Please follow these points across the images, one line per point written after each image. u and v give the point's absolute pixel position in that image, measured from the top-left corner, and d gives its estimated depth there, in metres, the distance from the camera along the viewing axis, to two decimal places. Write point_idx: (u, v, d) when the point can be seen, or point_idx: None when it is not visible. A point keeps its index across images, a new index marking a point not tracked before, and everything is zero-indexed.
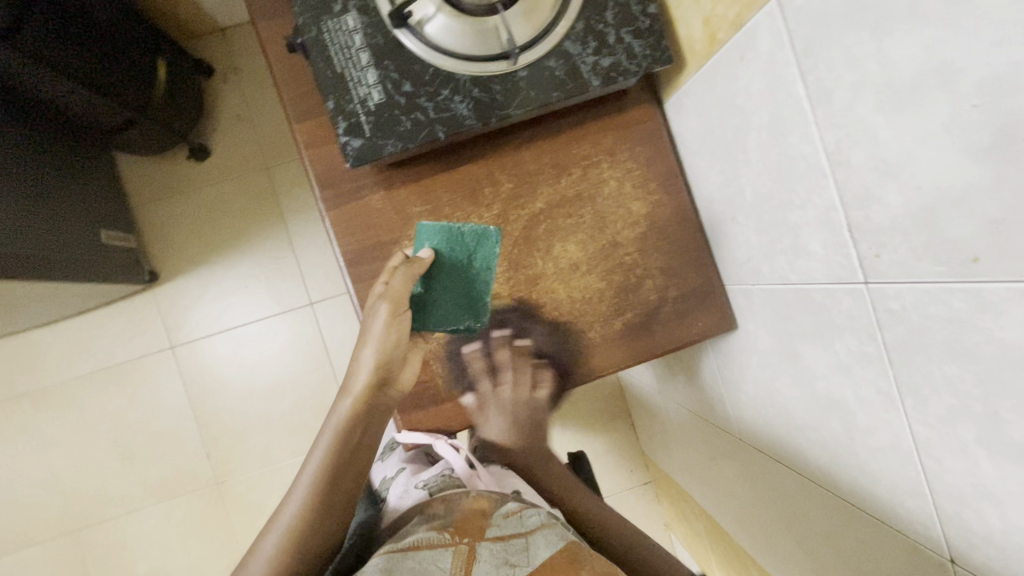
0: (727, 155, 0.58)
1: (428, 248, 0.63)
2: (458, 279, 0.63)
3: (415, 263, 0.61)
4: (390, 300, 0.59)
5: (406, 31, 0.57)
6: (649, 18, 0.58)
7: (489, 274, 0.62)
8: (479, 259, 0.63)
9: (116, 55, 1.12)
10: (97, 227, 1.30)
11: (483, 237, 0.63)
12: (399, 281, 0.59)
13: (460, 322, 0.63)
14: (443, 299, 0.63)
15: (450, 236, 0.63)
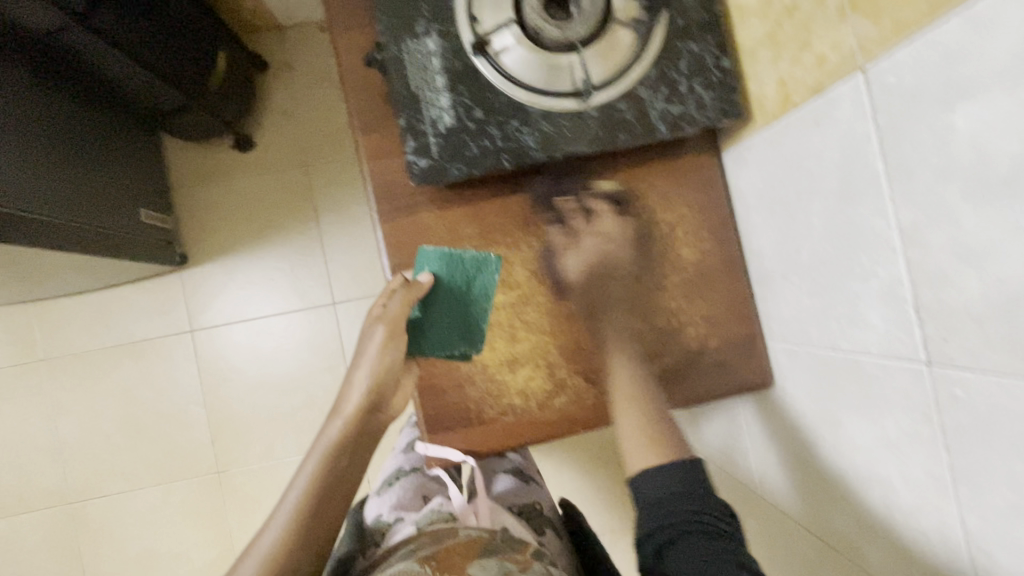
0: (787, 214, 0.58)
1: (427, 273, 0.63)
2: (456, 304, 0.63)
3: (415, 287, 0.61)
4: (388, 324, 0.60)
5: (482, 59, 0.58)
6: (722, 72, 0.59)
7: (487, 303, 0.62)
8: (478, 286, 0.63)
9: (181, 44, 1.14)
10: (137, 206, 1.32)
11: (483, 265, 0.63)
12: (397, 305, 0.60)
13: (455, 347, 0.64)
14: (440, 324, 0.64)
15: (450, 262, 0.63)
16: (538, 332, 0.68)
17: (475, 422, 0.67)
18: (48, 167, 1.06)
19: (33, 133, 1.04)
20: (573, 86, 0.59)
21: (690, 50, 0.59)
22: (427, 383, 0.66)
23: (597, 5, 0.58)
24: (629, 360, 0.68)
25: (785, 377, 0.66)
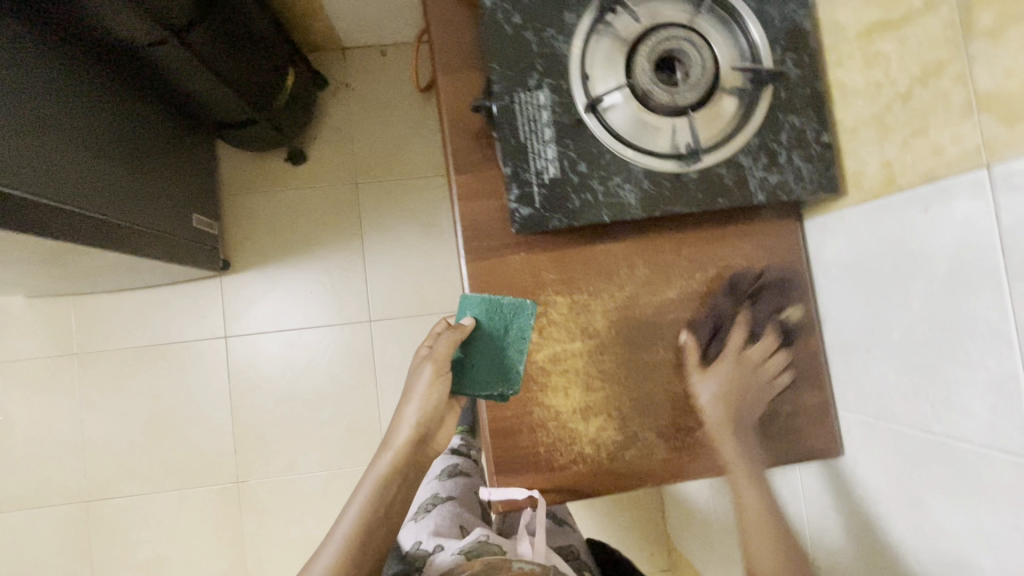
0: (878, 290, 0.59)
1: (468, 318, 0.65)
2: (495, 347, 0.65)
3: (457, 330, 0.64)
4: (433, 365, 0.65)
5: (592, 115, 0.60)
6: (820, 146, 0.61)
7: (522, 347, 0.63)
8: (515, 330, 0.64)
9: (261, 63, 1.18)
10: (190, 211, 1.34)
11: (520, 311, 0.64)
12: (441, 347, 0.64)
13: (494, 390, 0.65)
14: (480, 364, 0.65)
15: (491, 307, 0.65)
16: (613, 384, 0.68)
17: (545, 468, 0.67)
18: (113, 169, 1.08)
19: (103, 137, 1.06)
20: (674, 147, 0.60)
21: (791, 123, 0.61)
22: (499, 426, 0.66)
23: (707, 73, 0.60)
24: (701, 417, 0.68)
25: (860, 450, 0.65)
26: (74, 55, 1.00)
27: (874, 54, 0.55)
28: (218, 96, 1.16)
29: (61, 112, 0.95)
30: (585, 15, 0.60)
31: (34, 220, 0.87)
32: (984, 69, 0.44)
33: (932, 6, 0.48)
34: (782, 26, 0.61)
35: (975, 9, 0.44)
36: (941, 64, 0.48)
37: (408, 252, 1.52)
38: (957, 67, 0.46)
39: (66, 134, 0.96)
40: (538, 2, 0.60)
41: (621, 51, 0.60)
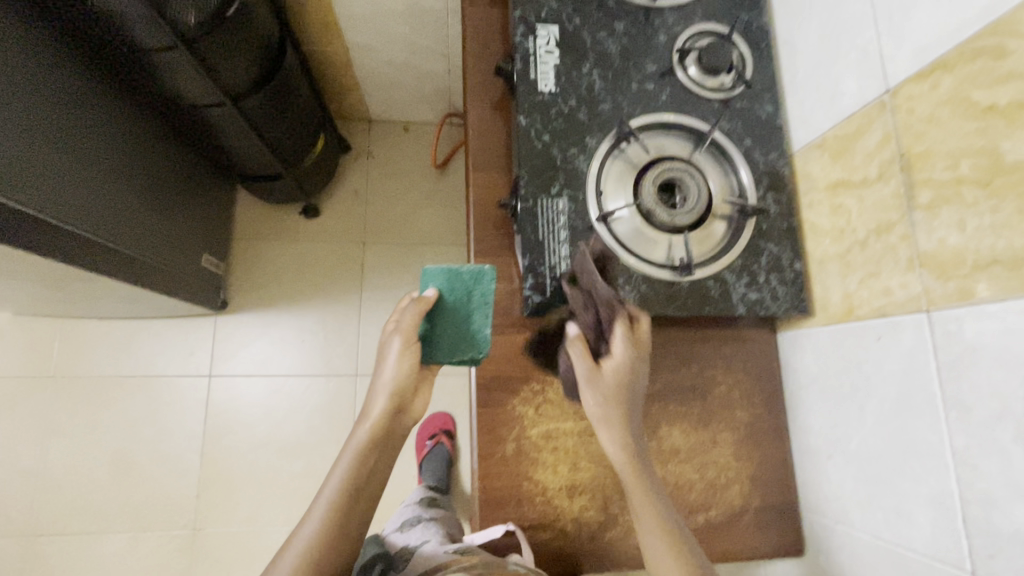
0: (838, 403, 0.66)
1: (431, 289, 0.69)
2: (460, 315, 0.68)
3: (421, 300, 0.67)
4: (404, 333, 0.66)
5: (603, 225, 0.69)
6: (794, 271, 0.71)
7: (486, 308, 0.68)
8: (477, 296, 0.69)
9: (302, 131, 1.29)
10: (204, 251, 1.40)
11: (479, 277, 0.69)
12: (409, 317, 0.66)
13: (463, 353, 0.68)
14: (448, 334, 0.68)
15: (451, 277, 0.69)
16: (599, 464, 0.72)
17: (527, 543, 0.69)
18: (149, 210, 1.15)
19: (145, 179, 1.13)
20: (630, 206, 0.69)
21: (769, 249, 0.71)
22: (488, 496, 0.69)
23: (702, 202, 0.70)
24: (678, 505, 0.72)
25: (823, 553, 0.70)
26: (125, 97, 1.04)
27: (839, 204, 0.67)
28: (258, 156, 1.25)
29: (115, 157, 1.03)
30: (604, 142, 0.71)
31: (76, 254, 0.93)
32: (924, 234, 0.55)
33: (884, 177, 0.59)
34: (764, 170, 0.73)
35: (916, 187, 0.56)
36: (891, 223, 0.59)
37: None
38: (903, 228, 0.57)
39: (115, 176, 1.03)
40: (566, 125, 0.71)
41: (631, 174, 0.71)
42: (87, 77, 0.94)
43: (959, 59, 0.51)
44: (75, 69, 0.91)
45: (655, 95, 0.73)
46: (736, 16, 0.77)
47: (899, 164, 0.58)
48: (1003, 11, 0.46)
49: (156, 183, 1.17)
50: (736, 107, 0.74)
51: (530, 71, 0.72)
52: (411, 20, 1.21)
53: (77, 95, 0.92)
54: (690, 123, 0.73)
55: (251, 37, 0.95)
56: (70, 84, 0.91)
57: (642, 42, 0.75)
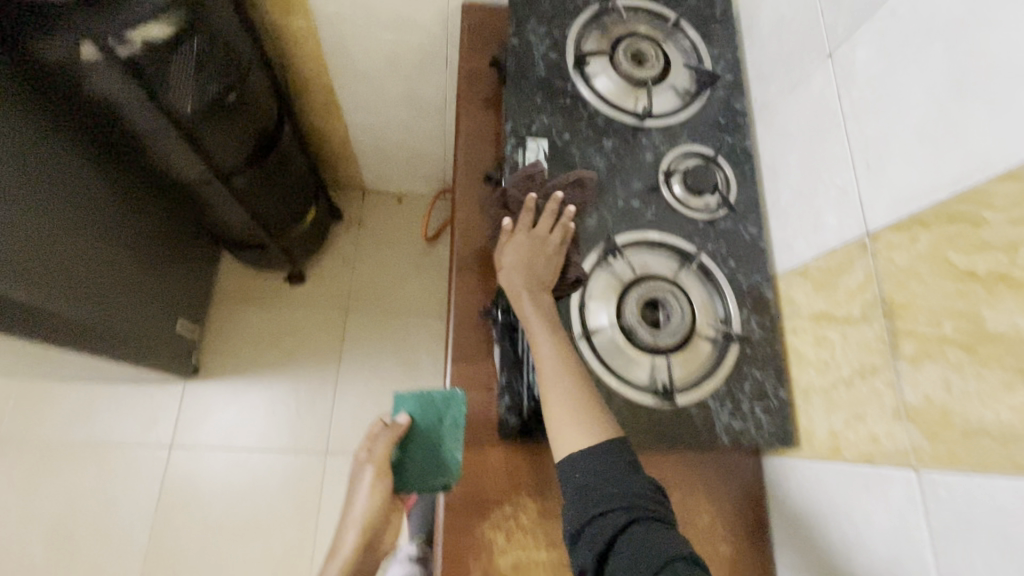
0: (828, 549, 0.62)
1: (404, 415, 0.70)
2: (432, 440, 0.68)
3: (392, 429, 0.69)
4: (375, 463, 0.68)
5: (584, 342, 0.68)
6: (778, 400, 0.69)
7: (456, 437, 0.67)
8: (448, 421, 0.68)
9: (294, 205, 1.29)
10: (181, 317, 1.35)
11: (451, 402, 0.68)
12: (380, 448, 0.68)
13: (432, 482, 0.66)
14: (421, 459, 0.68)
15: (423, 403, 0.69)
16: None
17: None
18: (132, 279, 1.12)
19: (133, 249, 1.11)
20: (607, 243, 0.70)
21: (753, 376, 0.69)
22: None
23: (685, 325, 0.69)
24: None
25: None
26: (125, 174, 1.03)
27: (823, 336, 0.66)
28: (247, 228, 1.24)
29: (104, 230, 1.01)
30: (588, 257, 0.70)
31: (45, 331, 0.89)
32: (908, 386, 0.53)
33: (867, 319, 0.59)
34: (747, 291, 0.73)
35: (899, 336, 0.55)
36: (875, 367, 0.57)
37: (382, 386, 1.52)
38: (888, 376, 0.56)
39: (102, 248, 1.01)
40: None
41: (615, 290, 0.70)
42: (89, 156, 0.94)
43: (937, 218, 0.51)
44: (76, 149, 0.90)
45: (640, 212, 0.74)
46: (721, 138, 0.79)
47: (881, 309, 0.57)
48: (977, 182, 0.47)
49: (143, 253, 1.15)
50: (720, 228, 0.75)
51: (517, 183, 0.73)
52: (411, 106, 1.25)
53: (77, 173, 0.92)
54: (675, 242, 0.73)
55: (248, 123, 0.96)
56: (69, 163, 0.90)
57: (628, 159, 0.76)
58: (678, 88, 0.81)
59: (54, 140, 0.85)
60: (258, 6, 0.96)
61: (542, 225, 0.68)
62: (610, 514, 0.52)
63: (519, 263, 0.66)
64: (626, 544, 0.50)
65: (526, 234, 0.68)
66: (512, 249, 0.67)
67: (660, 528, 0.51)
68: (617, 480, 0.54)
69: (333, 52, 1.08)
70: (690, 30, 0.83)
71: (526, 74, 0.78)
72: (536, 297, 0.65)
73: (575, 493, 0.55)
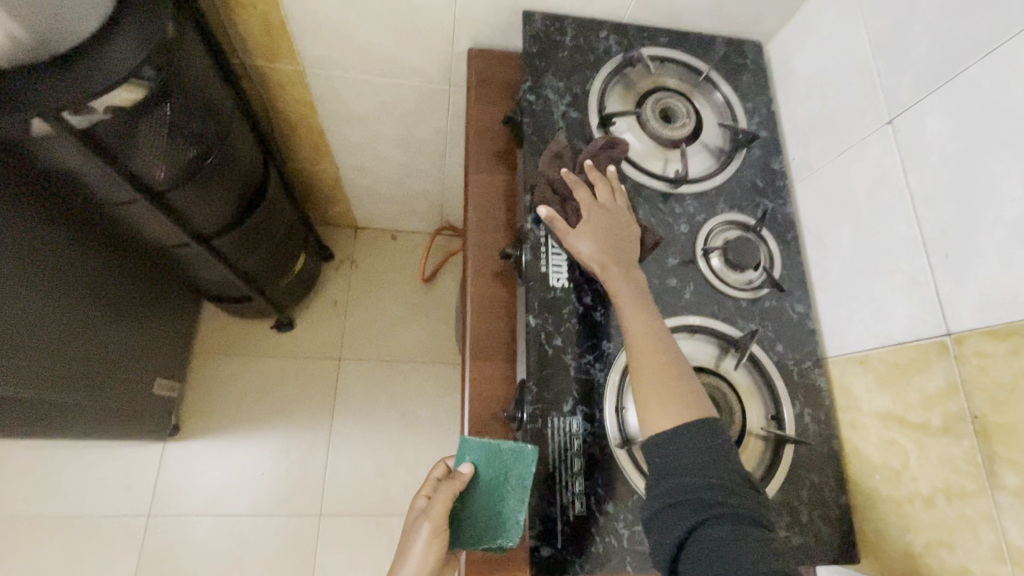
0: None
1: (467, 465, 0.57)
2: (492, 499, 0.56)
3: (453, 480, 0.56)
4: (433, 521, 0.54)
5: (623, 450, 0.59)
6: (840, 507, 0.61)
7: (524, 497, 0.55)
8: (515, 477, 0.56)
9: (282, 255, 1.20)
10: (158, 376, 1.24)
11: (522, 455, 0.56)
12: (440, 502, 0.54)
13: (493, 540, 0.55)
14: (476, 518, 0.56)
15: (490, 451, 0.57)
16: None
17: None
18: (103, 346, 1.02)
19: (105, 313, 1.01)
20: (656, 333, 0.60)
21: (810, 479, 0.61)
22: None
23: (734, 425, 0.61)
24: None
25: None
26: (97, 236, 0.94)
27: (891, 439, 0.58)
28: (232, 283, 1.14)
29: (70, 297, 0.91)
30: (623, 349, 0.62)
31: None
32: (1013, 524, 0.46)
33: (952, 433, 0.51)
34: (799, 379, 0.65)
35: (999, 463, 0.47)
36: (965, 491, 0.50)
37: (378, 440, 1.42)
38: (984, 504, 0.48)
39: (67, 318, 0.91)
40: (580, 327, 0.63)
41: None
42: (54, 222, 0.85)
43: None
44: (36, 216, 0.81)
45: (677, 291, 0.66)
46: (760, 203, 0.72)
47: (971, 425, 0.50)
48: None
49: (117, 317, 1.05)
50: (764, 306, 0.67)
51: (540, 262, 0.65)
52: (407, 148, 1.16)
53: (37, 241, 0.82)
54: (718, 327, 0.65)
55: (230, 179, 0.86)
56: (29, 232, 0.80)
57: (661, 230, 0.69)
58: (712, 147, 0.73)
59: (9, 210, 0.76)
60: (240, 52, 0.87)
61: (604, 194, 0.63)
62: (694, 506, 0.45)
63: (602, 242, 0.60)
64: (698, 544, 0.43)
65: (597, 208, 0.62)
66: (586, 228, 0.61)
67: (738, 528, 0.43)
68: (695, 467, 0.47)
69: (324, 96, 0.99)
70: (722, 83, 0.76)
71: (545, 135, 0.70)
72: (626, 273, 0.59)
73: (654, 477, 0.49)
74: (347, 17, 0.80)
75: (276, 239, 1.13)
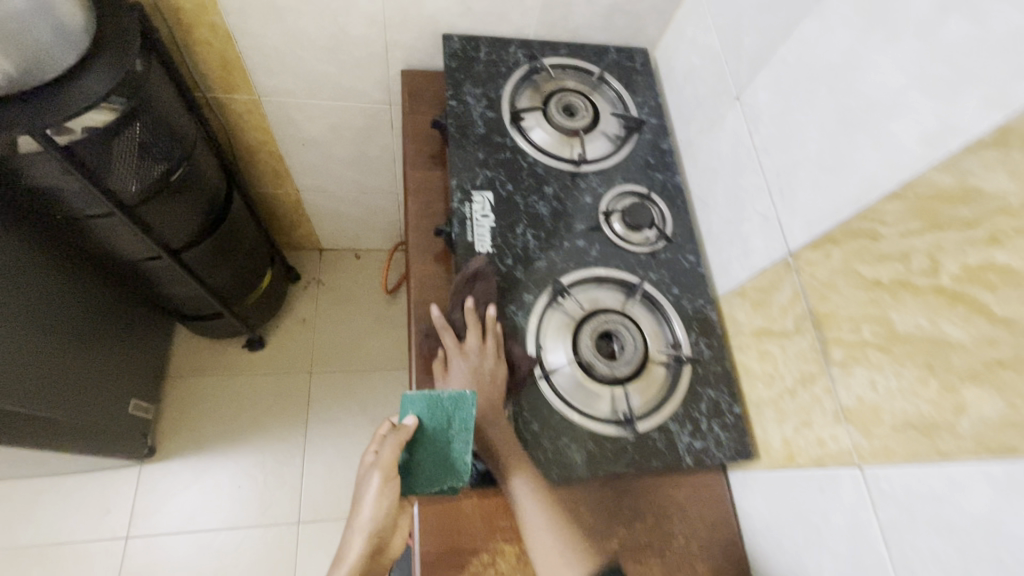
0: (799, 556, 0.63)
1: (412, 418, 0.64)
2: (439, 445, 0.64)
3: (399, 432, 0.63)
4: (383, 470, 0.61)
5: (544, 382, 0.71)
6: (734, 415, 0.72)
7: (466, 439, 0.63)
8: (457, 422, 0.64)
9: (248, 271, 1.29)
10: (131, 397, 1.29)
11: (460, 402, 0.64)
12: (387, 452, 0.62)
13: (442, 482, 0.63)
14: (426, 464, 0.64)
15: (432, 403, 0.65)
16: None
17: None
18: (79, 365, 1.09)
19: (80, 332, 1.08)
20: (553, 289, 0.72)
21: (708, 394, 0.73)
22: None
23: (639, 352, 0.73)
24: None
25: None
26: (69, 258, 1.02)
27: (764, 350, 0.70)
28: (201, 300, 1.23)
29: (46, 316, 0.99)
30: (540, 297, 0.74)
31: None
32: (843, 390, 0.58)
33: (800, 331, 0.64)
34: (694, 314, 0.77)
35: (829, 344, 0.59)
36: (812, 376, 0.62)
37: (353, 447, 1.48)
38: (824, 382, 0.60)
39: (43, 336, 0.99)
40: (504, 284, 0.74)
41: (569, 328, 0.73)
42: (27, 241, 0.93)
43: (842, 235, 0.57)
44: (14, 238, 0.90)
45: (585, 251, 0.79)
46: (652, 176, 0.86)
47: (809, 321, 0.62)
48: (870, 202, 0.53)
49: (91, 337, 1.12)
50: (661, 258, 0.80)
51: (466, 235, 0.76)
52: (360, 166, 1.28)
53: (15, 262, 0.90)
54: (621, 276, 0.77)
55: (195, 195, 0.97)
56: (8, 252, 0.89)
57: (570, 203, 0.82)
58: (609, 133, 0.87)
59: None
60: (201, 85, 0.99)
61: (472, 342, 0.69)
62: None
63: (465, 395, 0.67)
64: None
65: (461, 357, 0.69)
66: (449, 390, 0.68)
67: None
68: None
69: (280, 123, 1.11)
70: (614, 82, 0.91)
71: (465, 132, 0.83)
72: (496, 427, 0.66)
73: None
74: (293, 47, 0.93)
75: (241, 255, 1.22)
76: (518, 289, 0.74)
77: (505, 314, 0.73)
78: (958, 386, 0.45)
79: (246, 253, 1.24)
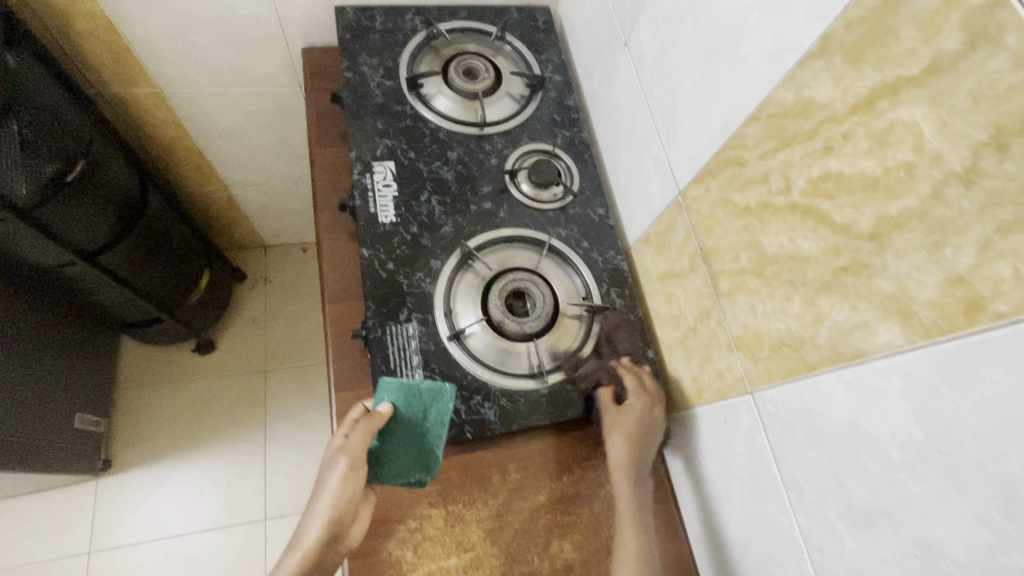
0: (712, 488, 0.64)
1: (386, 405, 0.62)
2: (411, 435, 0.62)
3: (374, 418, 0.60)
4: (350, 456, 0.58)
5: (454, 343, 0.70)
6: (647, 360, 0.73)
7: (443, 431, 0.62)
8: (434, 415, 0.63)
9: (184, 272, 1.26)
10: (77, 412, 1.27)
11: (439, 395, 0.64)
12: (358, 436, 0.58)
13: (412, 474, 0.61)
14: (399, 454, 0.61)
15: (409, 393, 0.63)
16: None
17: None
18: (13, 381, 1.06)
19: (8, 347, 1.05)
20: (460, 251, 0.72)
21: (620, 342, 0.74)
22: None
23: (548, 308, 0.73)
24: None
25: None
26: None
27: (670, 292, 0.71)
28: (135, 305, 1.20)
29: None
30: (447, 262, 0.74)
31: None
32: (732, 319, 0.58)
33: (694, 268, 0.64)
34: (605, 266, 0.78)
35: (717, 277, 0.60)
36: (708, 310, 0.63)
37: (315, 441, 1.47)
38: (717, 314, 0.61)
39: None
40: (409, 252, 0.74)
41: (479, 289, 0.73)
42: None
43: (717, 167, 0.57)
44: None
45: (493, 213, 0.78)
46: (559, 134, 0.86)
47: (701, 257, 0.63)
48: (734, 129, 0.53)
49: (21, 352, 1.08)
50: (571, 213, 0.80)
51: (368, 206, 0.75)
52: (285, 155, 1.26)
53: None
54: (530, 235, 0.77)
55: (100, 194, 0.94)
56: None
57: (474, 166, 0.81)
58: (514, 94, 0.87)
59: None
60: (95, 80, 0.95)
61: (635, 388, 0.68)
62: None
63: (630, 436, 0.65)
64: None
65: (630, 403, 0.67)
66: (618, 427, 0.65)
67: None
68: None
69: (190, 115, 1.07)
70: (516, 42, 0.90)
71: (363, 103, 0.81)
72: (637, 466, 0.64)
73: None
74: (185, 33, 0.90)
75: (172, 256, 1.19)
76: (425, 255, 0.74)
77: (412, 280, 0.72)
78: (816, 299, 0.46)
79: (179, 254, 1.22)
